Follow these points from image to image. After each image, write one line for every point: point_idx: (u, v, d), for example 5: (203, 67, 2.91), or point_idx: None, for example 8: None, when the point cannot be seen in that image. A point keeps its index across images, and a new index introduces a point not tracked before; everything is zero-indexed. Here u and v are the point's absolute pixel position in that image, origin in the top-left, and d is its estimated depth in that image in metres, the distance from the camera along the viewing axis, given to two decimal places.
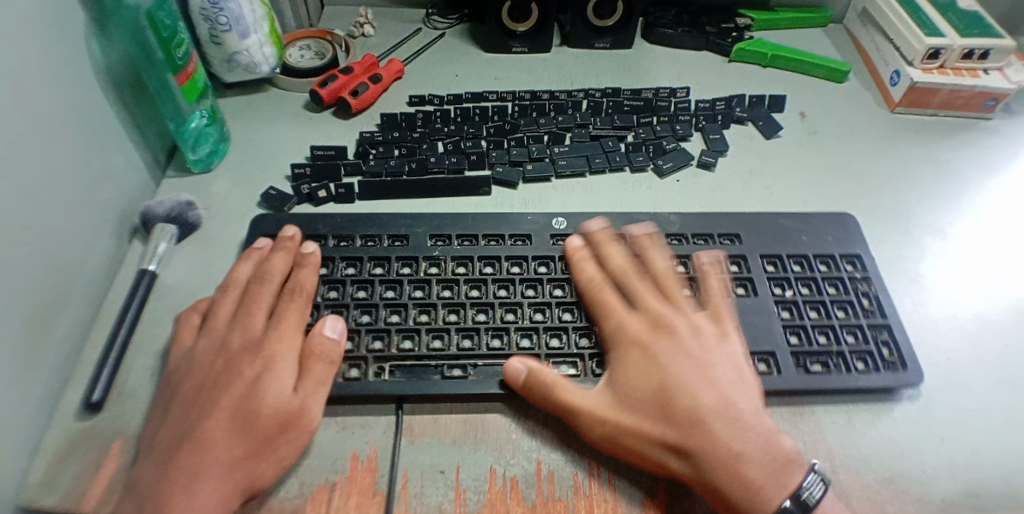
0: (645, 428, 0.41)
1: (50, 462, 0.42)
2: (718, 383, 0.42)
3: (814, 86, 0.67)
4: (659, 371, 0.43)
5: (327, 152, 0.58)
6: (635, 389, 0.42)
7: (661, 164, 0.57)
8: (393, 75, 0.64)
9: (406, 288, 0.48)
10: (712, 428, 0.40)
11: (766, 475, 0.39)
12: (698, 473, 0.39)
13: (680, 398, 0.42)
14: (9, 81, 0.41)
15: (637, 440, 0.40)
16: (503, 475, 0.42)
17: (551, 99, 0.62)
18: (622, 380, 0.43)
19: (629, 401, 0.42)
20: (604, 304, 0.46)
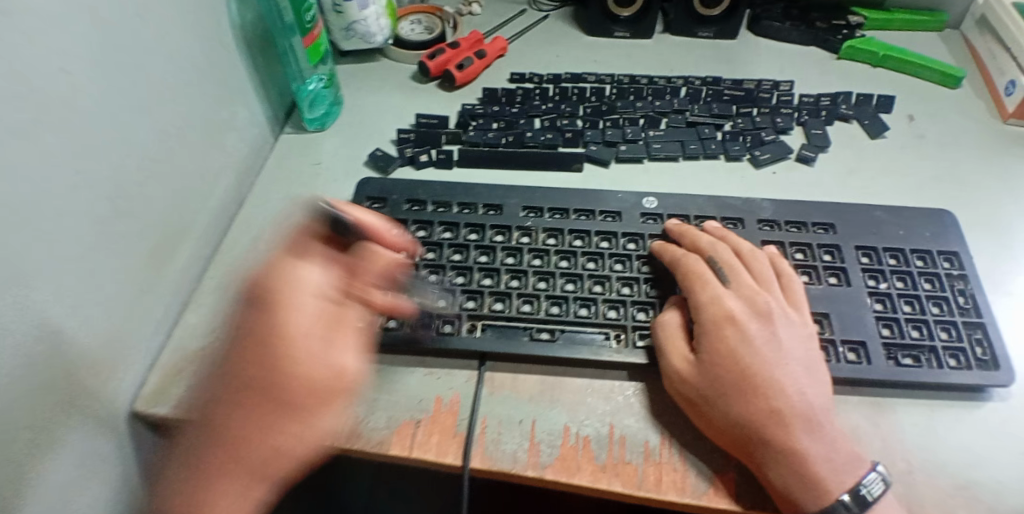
0: (726, 411, 0.40)
1: (170, 374, 0.48)
2: (802, 381, 0.41)
3: (924, 89, 0.64)
4: (750, 354, 0.41)
5: (431, 120, 0.61)
6: (721, 368, 0.41)
7: (757, 155, 0.56)
8: (496, 52, 0.67)
9: (499, 255, 0.50)
10: (790, 427, 0.39)
11: (834, 473, 0.38)
12: (767, 464, 0.39)
13: (765, 390, 0.40)
14: (155, 34, 0.46)
15: (718, 422, 0.40)
16: (576, 434, 0.44)
17: (649, 84, 0.63)
18: (711, 356, 0.41)
19: (714, 386, 0.41)
20: (695, 280, 0.45)
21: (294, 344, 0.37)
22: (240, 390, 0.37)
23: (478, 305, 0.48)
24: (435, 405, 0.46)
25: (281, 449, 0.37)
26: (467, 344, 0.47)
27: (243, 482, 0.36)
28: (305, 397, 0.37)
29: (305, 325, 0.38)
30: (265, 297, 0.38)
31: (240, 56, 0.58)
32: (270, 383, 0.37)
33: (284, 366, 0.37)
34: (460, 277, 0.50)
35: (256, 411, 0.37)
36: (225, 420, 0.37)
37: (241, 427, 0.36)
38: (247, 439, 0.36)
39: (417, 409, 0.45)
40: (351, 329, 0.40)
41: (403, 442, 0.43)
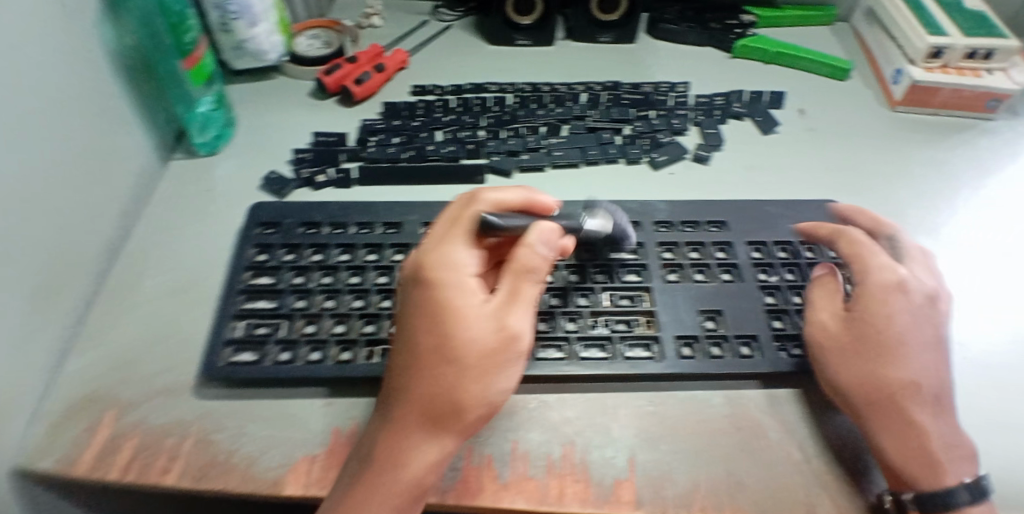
0: (884, 385, 0.40)
1: (47, 427, 0.45)
2: (943, 365, 0.41)
3: (814, 83, 0.66)
4: (891, 323, 0.41)
5: (329, 137, 0.60)
6: (875, 338, 0.41)
7: (655, 157, 0.57)
8: (397, 65, 0.65)
9: (397, 274, 0.49)
10: (929, 397, 0.40)
11: (902, 453, 0.39)
12: (884, 440, 0.39)
13: (928, 374, 0.40)
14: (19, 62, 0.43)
15: (835, 383, 0.42)
16: (479, 453, 0.43)
17: (551, 91, 0.63)
18: (880, 329, 0.41)
19: (859, 344, 0.41)
20: (856, 254, 0.45)
21: (466, 319, 0.38)
22: (395, 372, 0.38)
23: (376, 329, 0.47)
24: (332, 438, 0.45)
25: (460, 410, 0.37)
26: (365, 371, 0.45)
27: (417, 445, 0.37)
28: (483, 359, 0.38)
29: (468, 300, 0.39)
30: (430, 275, 0.39)
31: (117, 81, 0.55)
32: (436, 356, 0.37)
33: (455, 334, 0.38)
34: (357, 301, 0.48)
35: (421, 381, 0.37)
36: (395, 405, 0.38)
37: (432, 393, 0.37)
38: (407, 416, 0.37)
39: (312, 444, 0.44)
40: (526, 295, 0.40)
41: (298, 481, 0.43)
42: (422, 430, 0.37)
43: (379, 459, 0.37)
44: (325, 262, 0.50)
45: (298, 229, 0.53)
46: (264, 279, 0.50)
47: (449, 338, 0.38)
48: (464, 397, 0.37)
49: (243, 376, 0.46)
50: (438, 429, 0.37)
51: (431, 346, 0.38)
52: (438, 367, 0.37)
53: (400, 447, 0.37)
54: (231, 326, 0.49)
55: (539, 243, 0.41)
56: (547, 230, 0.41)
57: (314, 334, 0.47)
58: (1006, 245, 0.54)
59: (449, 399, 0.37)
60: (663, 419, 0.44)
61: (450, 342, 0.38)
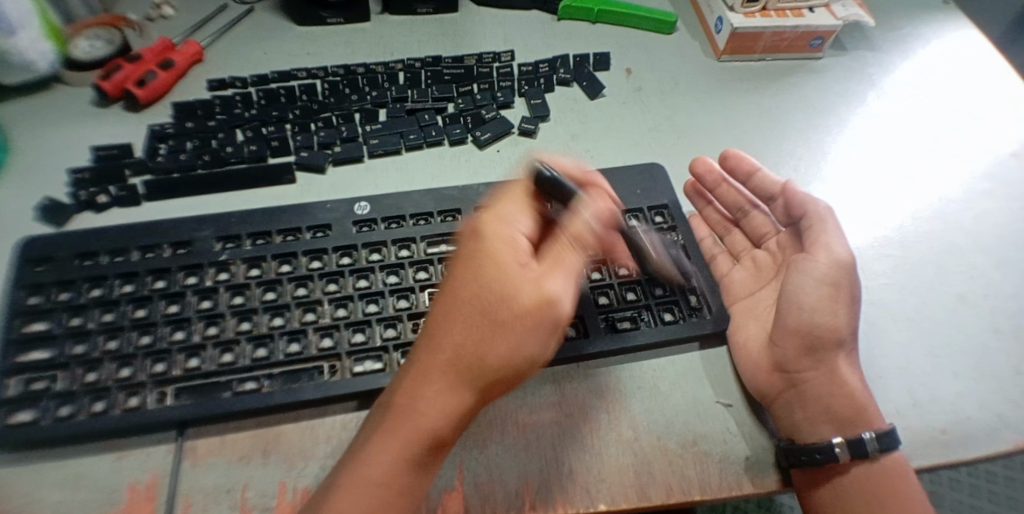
0: (837, 336, 0.42)
1: None
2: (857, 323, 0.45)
3: (644, 39, 0.65)
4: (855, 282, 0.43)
5: (111, 150, 0.52)
6: (843, 295, 0.42)
7: (479, 135, 0.54)
8: (190, 59, 0.58)
9: (191, 301, 0.44)
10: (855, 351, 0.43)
11: (863, 395, 0.41)
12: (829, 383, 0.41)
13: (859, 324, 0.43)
14: None
15: (832, 318, 0.42)
16: (293, 488, 0.40)
17: (366, 73, 0.58)
18: (846, 287, 0.42)
19: (833, 291, 0.42)
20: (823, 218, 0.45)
21: (512, 273, 0.37)
22: (433, 323, 0.37)
23: (168, 367, 0.42)
24: (129, 494, 0.40)
25: (485, 366, 0.36)
26: (158, 416, 0.40)
27: (440, 397, 0.36)
28: (517, 317, 0.36)
29: (516, 258, 0.38)
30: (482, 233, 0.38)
31: None
32: (480, 307, 0.36)
33: (503, 289, 0.36)
34: (145, 337, 0.43)
35: (456, 331, 0.36)
36: (419, 356, 0.37)
37: (464, 343, 0.36)
38: (433, 364, 0.36)
39: (106, 505, 0.39)
40: (568, 263, 0.38)
41: None
42: (446, 380, 0.36)
43: (400, 408, 0.36)
44: (107, 296, 0.44)
45: (73, 263, 0.46)
46: (38, 324, 0.44)
47: (507, 293, 0.36)
48: (500, 353, 0.36)
49: (16, 442, 0.40)
50: (474, 381, 0.36)
51: (478, 300, 0.36)
52: (484, 319, 0.36)
53: (420, 396, 0.36)
54: (2, 384, 0.42)
55: (591, 214, 0.41)
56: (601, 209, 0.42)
57: (96, 382, 0.42)
58: (852, 189, 0.55)
59: (480, 352, 0.36)
60: (492, 418, 0.42)
61: (503, 296, 0.36)
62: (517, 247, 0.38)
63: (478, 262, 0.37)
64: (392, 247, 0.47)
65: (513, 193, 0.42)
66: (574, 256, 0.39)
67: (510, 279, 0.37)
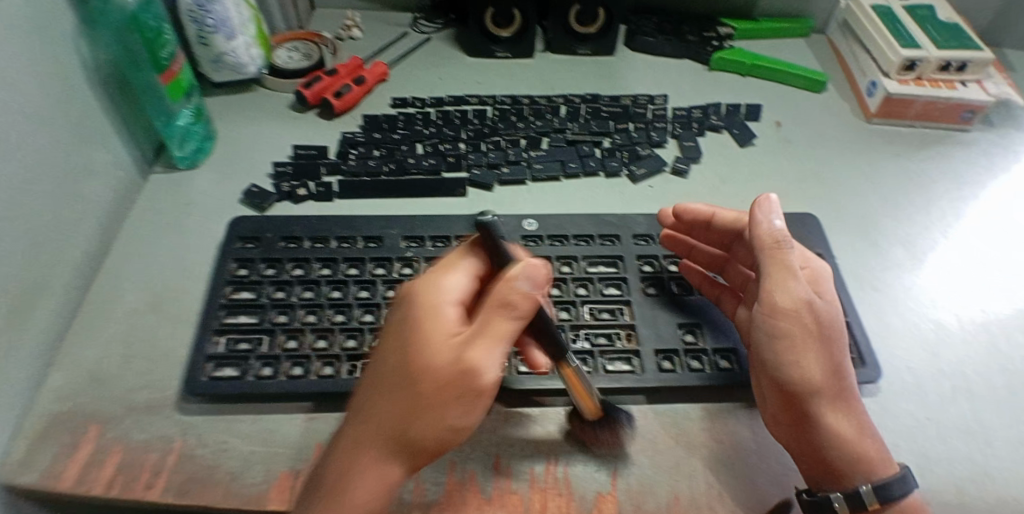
0: (807, 388, 0.41)
1: (27, 446, 0.44)
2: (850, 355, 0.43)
3: (789, 97, 0.69)
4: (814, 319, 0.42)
5: (309, 151, 0.60)
6: (800, 342, 0.41)
7: (634, 170, 0.58)
8: (377, 77, 0.65)
9: (380, 288, 0.50)
10: (842, 397, 0.41)
11: (860, 439, 0.41)
12: (820, 432, 0.41)
13: (837, 364, 0.42)
14: None
15: (799, 369, 0.41)
16: (461, 468, 0.43)
17: (531, 104, 0.64)
18: (795, 331, 0.41)
19: (791, 340, 0.41)
20: (775, 259, 0.43)
21: (431, 347, 0.35)
22: (363, 395, 0.37)
23: (358, 344, 0.47)
24: (316, 452, 0.44)
25: (409, 438, 0.35)
26: (348, 386, 0.45)
27: (371, 475, 0.35)
28: (438, 390, 0.35)
29: (438, 332, 0.36)
30: (413, 303, 0.37)
31: (95, 99, 0.53)
32: (402, 383, 0.35)
33: (415, 363, 0.35)
34: (339, 316, 0.48)
35: (383, 405, 0.35)
36: (348, 431, 0.37)
37: (386, 418, 0.35)
38: (361, 441, 0.36)
39: (297, 459, 0.44)
40: (494, 331, 0.35)
41: (282, 494, 0.42)
42: (372, 460, 0.35)
43: (330, 486, 0.35)
44: (307, 276, 0.50)
45: (279, 243, 0.52)
46: (245, 294, 0.50)
47: (424, 365, 0.35)
48: (424, 425, 0.35)
49: (222, 393, 0.46)
50: (402, 452, 0.35)
51: (400, 373, 0.36)
52: (407, 395, 0.35)
53: (348, 474, 0.35)
54: (213, 341, 0.48)
55: (524, 279, 0.35)
56: (537, 267, 0.36)
57: (296, 349, 0.47)
58: (1001, 257, 0.56)
59: (402, 427, 0.35)
60: (645, 433, 0.45)
61: (423, 370, 0.35)
62: (438, 320, 0.36)
63: (403, 335, 0.37)
64: (555, 263, 0.51)
65: (446, 259, 0.40)
66: (512, 326, 0.36)
67: (426, 352, 0.35)
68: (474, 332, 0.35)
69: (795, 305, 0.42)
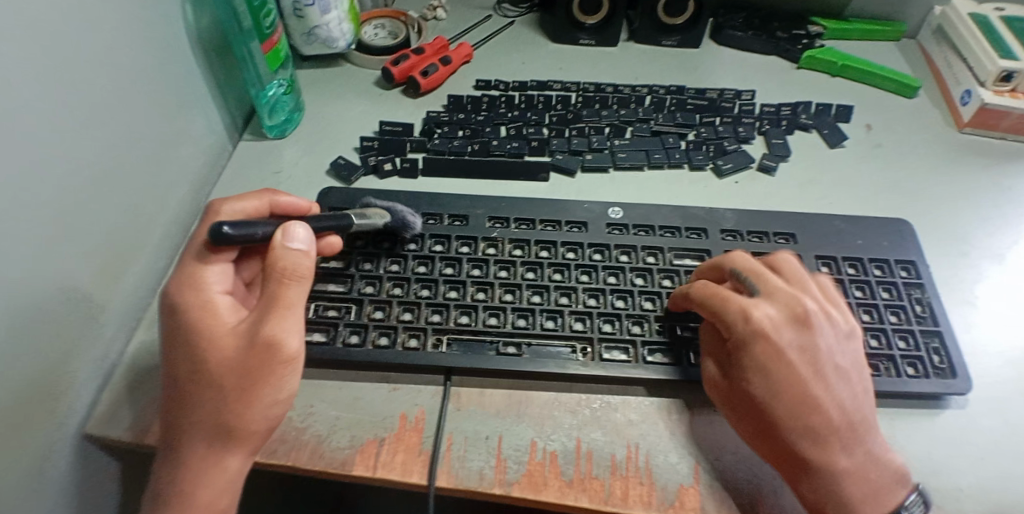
0: (783, 436, 0.40)
1: (109, 403, 0.46)
2: (841, 395, 0.41)
3: (879, 100, 0.67)
4: (775, 367, 0.40)
5: (395, 128, 0.60)
6: (762, 390, 0.40)
7: (721, 164, 0.58)
8: (461, 58, 0.66)
9: (465, 267, 0.50)
10: (837, 441, 0.39)
11: (857, 479, 0.39)
12: (809, 476, 0.39)
13: (814, 409, 0.40)
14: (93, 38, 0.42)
15: (766, 419, 0.40)
16: (543, 449, 0.43)
17: (615, 93, 0.63)
18: (763, 379, 0.40)
19: (754, 394, 0.40)
20: (719, 304, 0.42)
21: (211, 338, 0.38)
22: (169, 388, 0.39)
23: (443, 319, 0.48)
24: (400, 422, 0.45)
25: (235, 425, 0.38)
26: (433, 360, 0.46)
27: (203, 461, 0.38)
28: (241, 374, 0.38)
29: (224, 324, 0.39)
30: (191, 301, 0.40)
31: (195, 62, 0.55)
32: (191, 368, 0.38)
33: (206, 348, 0.38)
34: (425, 290, 0.49)
35: (201, 398, 0.38)
36: (167, 425, 0.39)
37: (210, 409, 0.38)
38: (189, 430, 0.38)
39: (381, 427, 0.45)
40: (285, 301, 0.39)
41: (366, 461, 0.43)
42: (204, 448, 0.38)
43: (180, 479, 0.38)
44: (394, 250, 0.51)
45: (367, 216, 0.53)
46: (334, 263, 0.50)
47: (190, 342, 0.39)
48: (240, 409, 0.38)
49: (310, 358, 0.46)
50: (227, 436, 0.38)
51: (198, 366, 0.38)
52: (224, 385, 0.38)
53: (196, 466, 0.38)
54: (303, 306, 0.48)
55: (292, 241, 0.40)
56: (302, 230, 0.41)
57: (383, 320, 0.48)
58: None
59: (220, 416, 0.38)
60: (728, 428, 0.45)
61: (205, 354, 0.38)
62: (206, 313, 0.39)
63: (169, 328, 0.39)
64: (640, 252, 0.51)
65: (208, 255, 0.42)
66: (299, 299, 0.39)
67: (216, 345, 0.38)
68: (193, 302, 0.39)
69: (756, 353, 0.41)
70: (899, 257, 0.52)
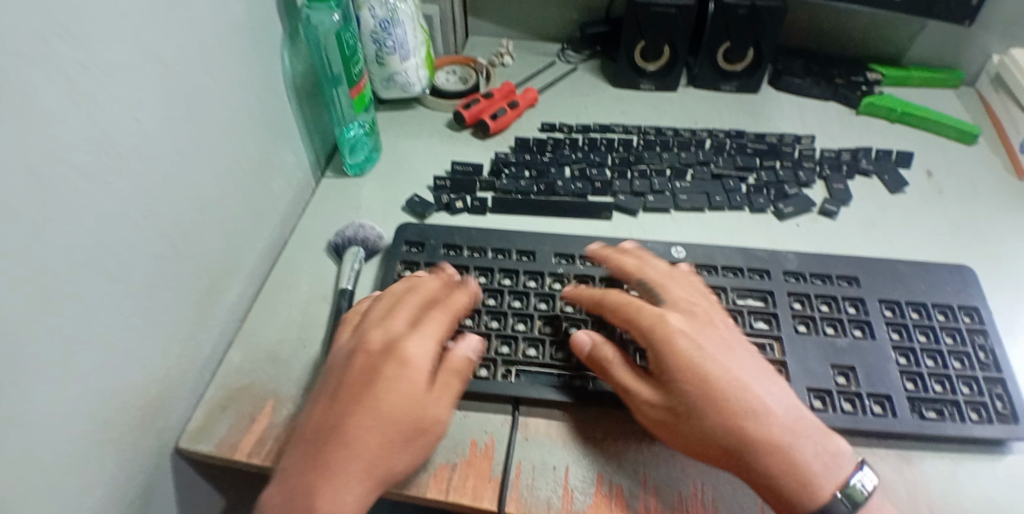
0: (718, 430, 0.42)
1: (202, 416, 0.47)
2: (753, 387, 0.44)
3: (940, 146, 0.67)
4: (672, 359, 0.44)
5: (466, 168, 0.64)
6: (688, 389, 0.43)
7: (782, 208, 0.59)
8: (528, 102, 0.70)
9: (532, 300, 0.52)
10: (755, 423, 0.42)
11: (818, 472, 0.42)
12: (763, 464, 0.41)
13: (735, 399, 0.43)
14: (214, 85, 0.47)
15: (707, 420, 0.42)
16: (609, 482, 0.45)
17: (675, 136, 0.66)
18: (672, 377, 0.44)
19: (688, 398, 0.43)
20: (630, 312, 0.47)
21: (404, 390, 0.42)
22: (341, 417, 0.41)
23: (512, 351, 0.50)
24: (471, 449, 0.47)
25: (388, 473, 0.41)
26: (503, 389, 0.48)
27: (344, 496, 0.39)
28: (411, 433, 0.42)
29: (414, 384, 0.43)
30: (400, 354, 0.44)
31: (291, 105, 0.60)
32: (378, 409, 0.41)
33: (396, 400, 0.42)
34: (494, 322, 0.51)
35: (370, 439, 0.41)
36: (318, 450, 0.40)
37: (373, 451, 0.40)
38: (347, 464, 0.40)
39: (453, 453, 0.46)
40: (453, 389, 0.44)
41: (440, 485, 0.44)
42: (352, 485, 0.39)
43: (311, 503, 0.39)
44: None
45: (440, 250, 0.56)
46: None
47: (382, 389, 0.42)
48: (398, 456, 0.41)
49: None
50: (371, 481, 0.40)
51: (379, 406, 0.42)
52: (400, 435, 0.41)
53: (331, 497, 0.39)
54: None
55: (466, 348, 0.46)
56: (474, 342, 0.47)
57: None
58: None
59: (380, 462, 0.41)
60: None
61: (389, 402, 0.42)
62: (409, 369, 0.43)
63: (365, 369, 0.44)
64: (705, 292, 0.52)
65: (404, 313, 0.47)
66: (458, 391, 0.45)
67: (411, 398, 0.42)
68: (390, 355, 0.44)
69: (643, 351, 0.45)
70: (960, 302, 0.52)
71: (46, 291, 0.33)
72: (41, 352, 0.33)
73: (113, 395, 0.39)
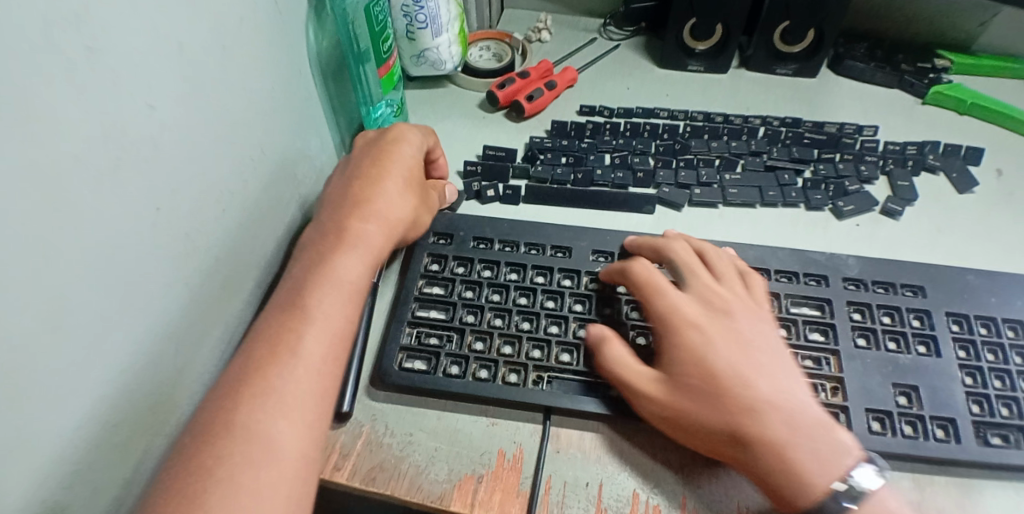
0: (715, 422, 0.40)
1: None
2: (773, 376, 0.42)
3: (1015, 142, 0.61)
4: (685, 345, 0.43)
5: (498, 153, 0.60)
6: (689, 377, 0.42)
7: (842, 206, 0.54)
8: (566, 83, 0.65)
9: (567, 301, 0.49)
10: (764, 413, 0.40)
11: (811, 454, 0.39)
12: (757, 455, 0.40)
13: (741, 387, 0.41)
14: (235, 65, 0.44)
15: (704, 409, 0.41)
16: (645, 502, 0.42)
17: (725, 123, 0.61)
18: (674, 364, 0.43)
19: (687, 388, 0.42)
20: (650, 288, 0.46)
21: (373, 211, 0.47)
22: (317, 240, 0.46)
23: (544, 356, 0.47)
24: (498, 459, 0.44)
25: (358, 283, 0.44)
26: (533, 397, 0.45)
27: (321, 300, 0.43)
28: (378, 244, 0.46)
29: (379, 205, 0.48)
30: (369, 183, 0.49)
31: (317, 84, 0.57)
32: (349, 226, 0.46)
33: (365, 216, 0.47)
34: (525, 323, 0.48)
35: (343, 252, 0.45)
36: (299, 271, 0.44)
37: (345, 258, 0.45)
38: (324, 272, 0.44)
39: (479, 463, 0.44)
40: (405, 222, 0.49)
41: (464, 497, 0.42)
42: (328, 293, 0.43)
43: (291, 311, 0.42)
44: (496, 279, 0.50)
45: (470, 242, 0.53)
46: (435, 289, 0.50)
47: (352, 212, 0.47)
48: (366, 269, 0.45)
49: (410, 386, 0.46)
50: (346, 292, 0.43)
51: (350, 223, 0.46)
52: (368, 248, 0.46)
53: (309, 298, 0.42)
54: (404, 332, 0.48)
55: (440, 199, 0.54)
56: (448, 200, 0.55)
57: (483, 352, 0.47)
58: None
59: (351, 268, 0.45)
60: None
61: (360, 221, 0.47)
62: (376, 186, 0.48)
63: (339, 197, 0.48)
64: None
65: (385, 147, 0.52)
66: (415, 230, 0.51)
67: (377, 215, 0.47)
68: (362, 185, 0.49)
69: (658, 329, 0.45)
70: None
71: (53, 298, 0.31)
72: (48, 360, 0.31)
73: (126, 397, 0.37)
